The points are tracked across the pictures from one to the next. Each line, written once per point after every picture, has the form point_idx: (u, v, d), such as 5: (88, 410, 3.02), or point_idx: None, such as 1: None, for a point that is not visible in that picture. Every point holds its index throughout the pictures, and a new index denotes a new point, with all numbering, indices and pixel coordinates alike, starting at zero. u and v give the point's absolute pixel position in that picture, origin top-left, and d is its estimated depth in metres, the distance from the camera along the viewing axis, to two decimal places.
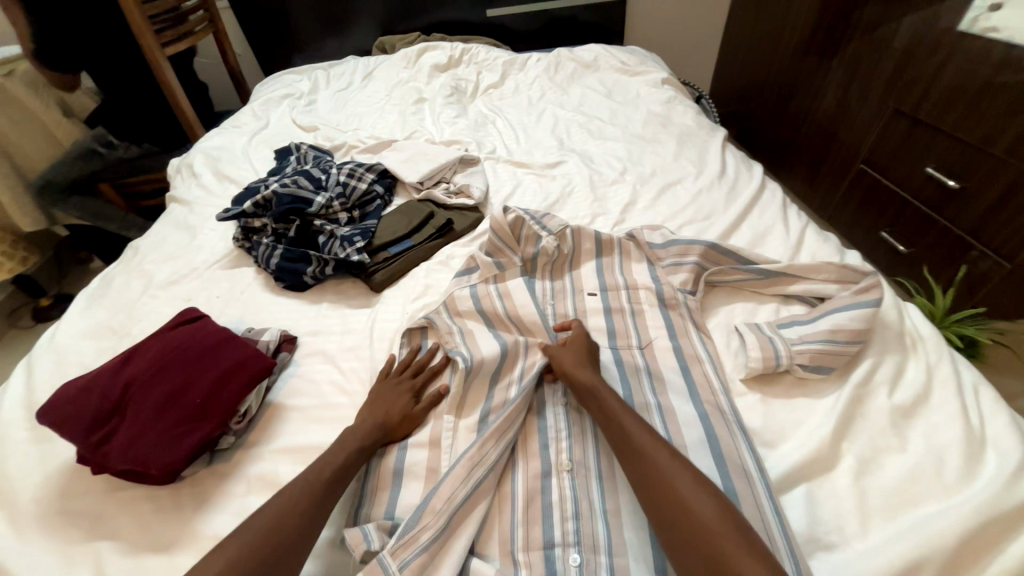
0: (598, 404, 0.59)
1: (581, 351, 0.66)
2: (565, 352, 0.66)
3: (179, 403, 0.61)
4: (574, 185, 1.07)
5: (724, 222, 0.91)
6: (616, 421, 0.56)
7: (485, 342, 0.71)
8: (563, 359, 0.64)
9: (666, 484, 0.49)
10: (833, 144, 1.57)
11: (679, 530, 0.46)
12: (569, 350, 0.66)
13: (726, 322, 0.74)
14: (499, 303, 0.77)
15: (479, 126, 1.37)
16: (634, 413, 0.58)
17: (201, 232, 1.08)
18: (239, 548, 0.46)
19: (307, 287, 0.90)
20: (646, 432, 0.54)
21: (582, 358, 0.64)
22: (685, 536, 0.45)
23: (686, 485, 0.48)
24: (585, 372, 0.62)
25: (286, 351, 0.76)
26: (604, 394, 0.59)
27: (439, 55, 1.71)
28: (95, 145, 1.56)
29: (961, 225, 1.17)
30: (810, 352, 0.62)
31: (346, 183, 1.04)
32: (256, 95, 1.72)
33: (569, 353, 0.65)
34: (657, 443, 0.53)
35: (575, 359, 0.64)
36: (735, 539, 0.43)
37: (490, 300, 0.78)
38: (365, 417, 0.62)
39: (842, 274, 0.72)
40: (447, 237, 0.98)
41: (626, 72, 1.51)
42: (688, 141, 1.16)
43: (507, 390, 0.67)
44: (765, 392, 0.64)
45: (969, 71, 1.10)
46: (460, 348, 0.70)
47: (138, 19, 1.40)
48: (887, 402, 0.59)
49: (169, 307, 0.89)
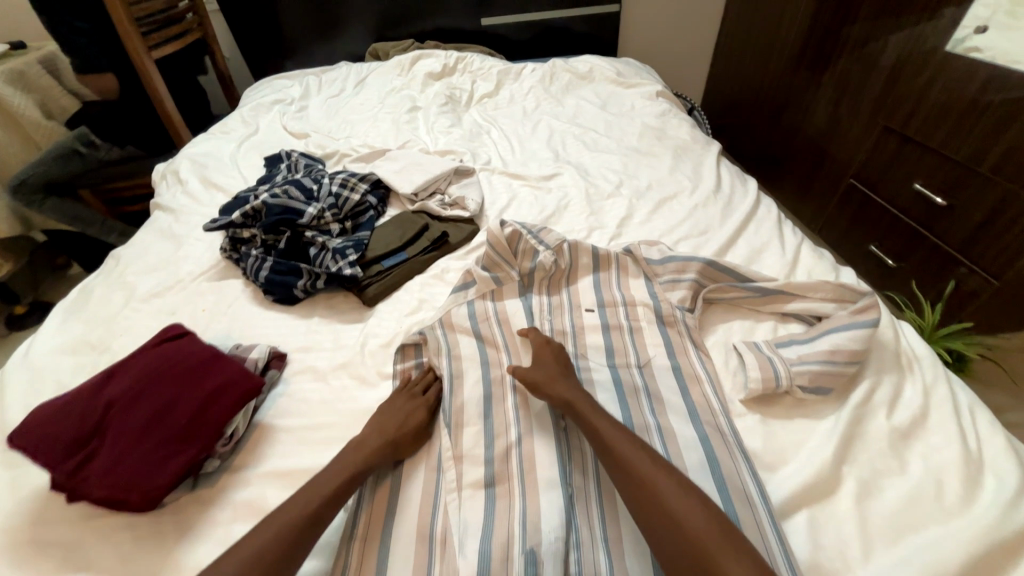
0: (596, 436, 0.58)
1: (556, 365, 0.67)
2: (543, 364, 0.67)
3: (162, 425, 0.58)
4: (570, 198, 1.07)
5: (720, 238, 0.91)
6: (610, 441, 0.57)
7: (475, 378, 0.71)
8: (536, 378, 0.65)
9: (660, 499, 0.50)
10: (824, 158, 1.59)
11: (694, 564, 0.46)
12: (566, 380, 0.65)
13: (724, 340, 0.73)
14: (497, 329, 0.78)
15: (474, 137, 1.36)
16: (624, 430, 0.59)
17: (186, 242, 1.05)
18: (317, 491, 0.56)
19: (297, 300, 0.87)
20: (637, 448, 0.56)
21: (561, 367, 0.67)
22: (679, 546, 0.47)
23: (697, 522, 0.48)
24: (584, 404, 0.61)
25: (275, 368, 0.74)
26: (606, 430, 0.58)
27: (434, 63, 1.70)
28: (74, 145, 1.49)
29: (951, 242, 1.18)
30: (809, 373, 0.62)
31: (338, 194, 1.03)
32: (245, 99, 1.69)
33: (541, 369, 0.66)
34: (663, 477, 0.52)
35: (555, 379, 0.65)
36: (730, 552, 0.46)
37: (486, 322, 0.79)
38: (374, 437, 0.62)
39: (839, 293, 0.71)
40: (442, 250, 0.96)
41: (620, 84, 1.51)
42: (683, 155, 1.17)
43: (509, 432, 0.65)
44: (764, 413, 0.63)
45: (955, 90, 1.13)
46: (443, 396, 0.69)
47: (124, 19, 1.36)
48: (886, 423, 0.59)
49: (151, 320, 0.86)
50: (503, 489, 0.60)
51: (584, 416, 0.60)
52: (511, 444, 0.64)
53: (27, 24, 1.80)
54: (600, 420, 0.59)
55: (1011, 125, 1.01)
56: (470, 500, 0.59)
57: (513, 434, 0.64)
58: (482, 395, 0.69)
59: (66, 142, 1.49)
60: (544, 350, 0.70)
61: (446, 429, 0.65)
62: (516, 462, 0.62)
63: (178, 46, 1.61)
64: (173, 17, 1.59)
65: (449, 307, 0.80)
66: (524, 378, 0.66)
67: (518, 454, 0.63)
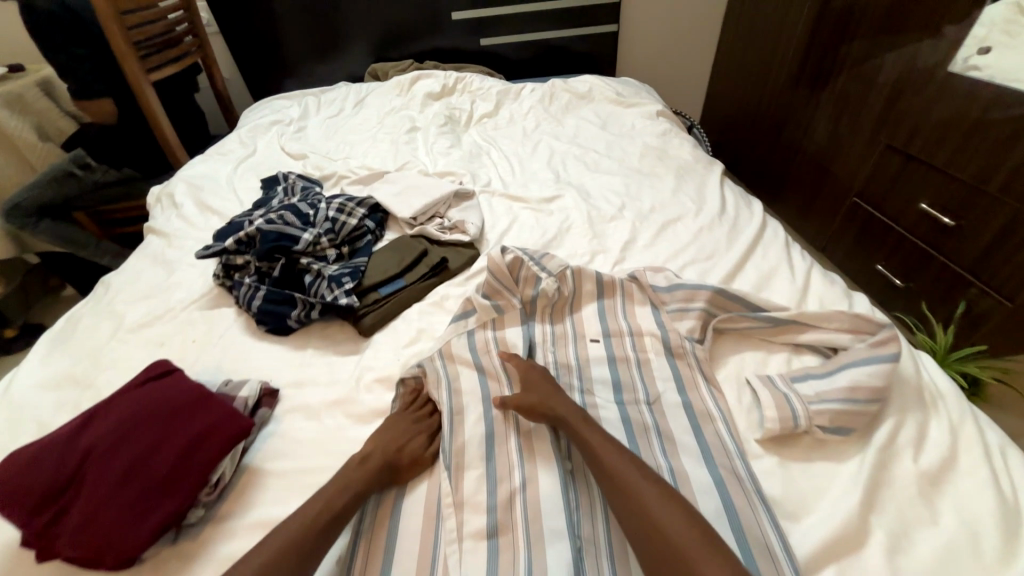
0: (603, 470, 0.56)
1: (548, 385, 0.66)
2: (533, 390, 0.66)
3: (142, 474, 0.55)
4: (572, 220, 1.05)
5: (727, 263, 0.88)
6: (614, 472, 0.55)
7: (476, 416, 0.68)
8: (531, 402, 0.64)
9: (665, 533, 0.49)
10: (826, 176, 1.57)
11: None
12: (578, 416, 0.63)
13: (736, 374, 0.70)
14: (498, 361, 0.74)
15: (474, 157, 1.35)
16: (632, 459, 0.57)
17: (179, 269, 1.02)
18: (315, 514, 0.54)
19: (291, 330, 0.84)
20: (643, 477, 0.54)
21: (551, 386, 0.66)
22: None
23: (706, 560, 0.46)
24: (597, 439, 0.59)
25: (266, 406, 0.70)
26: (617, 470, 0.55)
27: (433, 83, 1.70)
28: (71, 167, 1.49)
29: (960, 262, 1.16)
30: (830, 412, 0.58)
31: (335, 218, 1.00)
32: (243, 120, 1.69)
33: (532, 393, 0.65)
34: (675, 512, 0.51)
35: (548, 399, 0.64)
36: None
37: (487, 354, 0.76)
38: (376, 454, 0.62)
39: (855, 323, 0.68)
40: (442, 276, 0.93)
41: (620, 103, 1.51)
42: (686, 176, 1.15)
43: (512, 476, 0.62)
44: (783, 454, 0.59)
45: (960, 110, 1.11)
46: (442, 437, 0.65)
47: (121, 43, 1.35)
48: (912, 467, 0.55)
49: (138, 353, 0.83)
50: (506, 540, 0.57)
51: (591, 448, 0.59)
52: (515, 490, 0.60)
53: (26, 47, 1.80)
54: (614, 458, 0.57)
55: (1018, 145, 1.00)
56: (472, 552, 0.56)
57: (517, 478, 0.61)
58: (483, 433, 0.66)
59: (60, 165, 1.48)
60: (532, 374, 0.68)
61: (447, 471, 0.62)
62: (520, 510, 0.59)
63: (176, 68, 1.60)
64: (172, 39, 1.59)
65: (447, 337, 0.78)
66: (518, 404, 0.64)
67: (523, 500, 0.59)
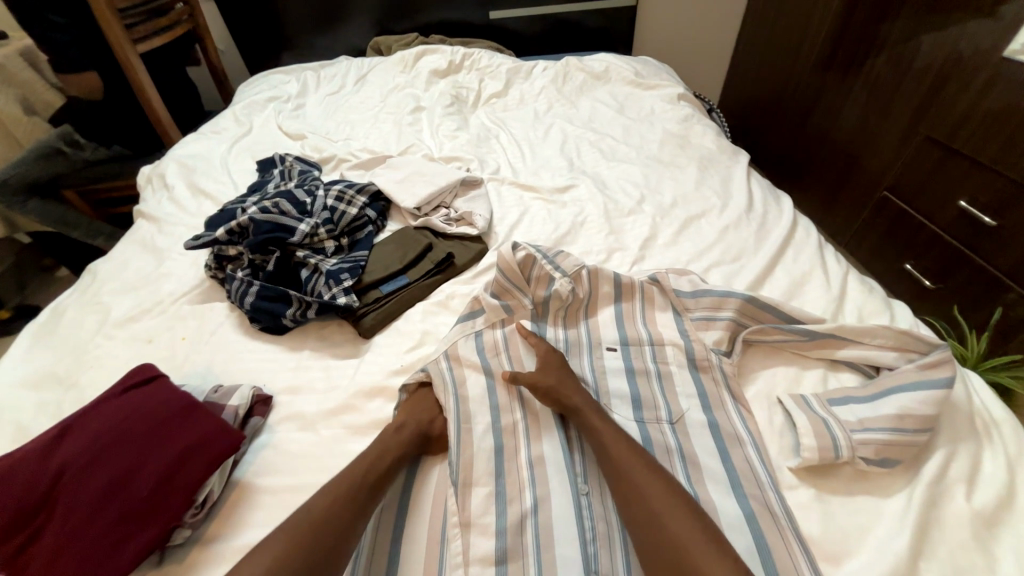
0: (622, 478, 0.53)
1: (563, 372, 0.65)
2: (551, 372, 0.65)
3: (122, 496, 0.51)
4: (587, 213, 0.98)
5: (755, 266, 0.82)
6: (635, 484, 0.52)
7: (484, 429, 0.63)
8: (549, 384, 0.63)
9: (679, 541, 0.47)
10: (854, 167, 1.49)
11: None
12: (614, 432, 0.58)
13: (767, 392, 0.64)
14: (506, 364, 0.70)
15: (482, 141, 1.26)
16: (657, 468, 0.54)
17: (168, 258, 0.96)
18: (344, 479, 0.54)
19: (286, 330, 0.79)
20: (664, 486, 0.52)
21: (567, 370, 0.65)
22: None
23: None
24: (631, 461, 0.54)
25: (258, 415, 0.65)
26: (646, 490, 0.51)
27: (439, 59, 1.60)
28: (59, 145, 1.43)
29: (998, 266, 1.09)
30: (875, 443, 0.53)
31: (334, 207, 0.93)
32: (239, 96, 1.60)
33: (549, 376, 0.64)
34: (711, 549, 0.46)
35: (565, 382, 0.63)
36: None
37: (496, 358, 0.71)
38: (409, 424, 0.61)
39: (901, 341, 0.62)
40: (447, 273, 0.87)
41: (638, 85, 1.41)
42: (710, 167, 1.07)
43: (523, 497, 0.57)
44: (820, 486, 0.54)
45: (1010, 101, 1.03)
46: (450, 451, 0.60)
47: (104, 11, 1.26)
48: (966, 505, 0.50)
49: (125, 350, 0.78)
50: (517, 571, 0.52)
51: (622, 470, 0.54)
52: (526, 513, 0.56)
53: None
54: (653, 483, 0.52)
55: None
56: None
57: (529, 501, 0.57)
58: (492, 447, 0.62)
59: (47, 140, 1.43)
60: (550, 357, 0.67)
61: (453, 488, 0.57)
62: (533, 539, 0.54)
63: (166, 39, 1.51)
64: (160, 7, 1.49)
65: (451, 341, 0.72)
66: (534, 385, 0.63)
67: (534, 524, 0.55)
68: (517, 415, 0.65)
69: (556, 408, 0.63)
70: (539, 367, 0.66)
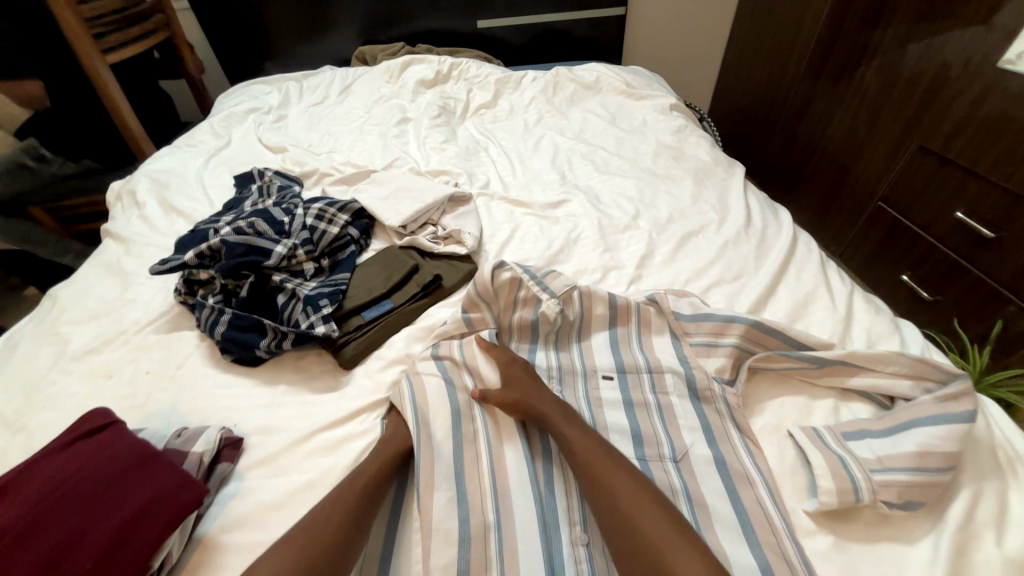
0: (607, 499, 0.51)
1: (526, 381, 0.64)
2: (515, 384, 0.64)
3: (65, 566, 0.44)
4: (580, 229, 0.94)
5: (756, 286, 0.78)
6: (625, 508, 0.49)
7: (445, 441, 0.61)
8: (513, 398, 0.62)
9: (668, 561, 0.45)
10: (847, 177, 1.47)
11: None
12: (598, 448, 0.56)
13: (776, 425, 0.60)
14: (468, 380, 0.68)
15: (470, 154, 1.22)
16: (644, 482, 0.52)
17: (135, 282, 0.90)
18: (331, 501, 0.52)
19: (260, 361, 0.73)
20: (659, 511, 0.49)
21: (531, 378, 0.65)
22: None
23: None
24: (636, 492, 0.50)
25: (227, 460, 0.60)
26: (632, 509, 0.49)
27: (425, 69, 1.56)
28: (23, 159, 1.27)
29: (997, 277, 1.07)
30: (897, 486, 0.49)
31: (313, 227, 0.88)
32: (217, 107, 1.54)
33: (513, 388, 0.63)
34: (695, 562, 0.44)
35: (530, 394, 0.62)
36: None
37: (456, 370, 0.69)
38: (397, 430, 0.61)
39: (916, 368, 0.59)
40: (434, 296, 0.82)
41: (630, 95, 1.38)
42: (706, 180, 1.04)
43: (488, 525, 0.54)
44: (839, 533, 0.50)
45: (1006, 112, 1.01)
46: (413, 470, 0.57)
47: (68, 17, 1.20)
48: (997, 552, 0.46)
49: (82, 386, 0.72)
50: None
51: (615, 499, 0.50)
52: (489, 534, 0.54)
53: None
54: (640, 502, 0.49)
55: None
56: None
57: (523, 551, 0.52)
58: (486, 491, 0.57)
59: (7, 154, 1.25)
60: (513, 370, 0.65)
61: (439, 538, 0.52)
62: None
63: (140, 49, 1.45)
64: (134, 16, 1.44)
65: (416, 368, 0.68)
66: (500, 402, 0.62)
67: (498, 541, 0.54)
68: (478, 423, 0.64)
69: (521, 418, 0.62)
70: (503, 381, 0.65)
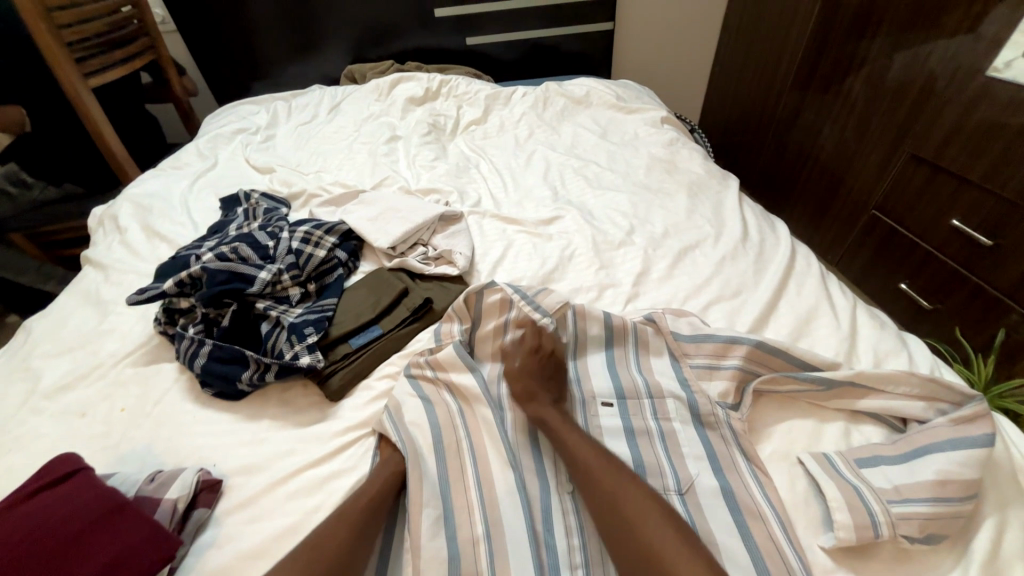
0: (621, 519, 0.49)
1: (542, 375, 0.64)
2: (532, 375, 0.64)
3: None
4: (574, 247, 0.92)
5: (756, 303, 0.76)
6: (638, 525, 0.48)
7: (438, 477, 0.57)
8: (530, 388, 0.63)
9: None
10: (840, 186, 1.47)
11: None
12: (608, 463, 0.54)
13: (785, 452, 0.58)
14: (450, 401, 0.65)
15: (461, 171, 1.21)
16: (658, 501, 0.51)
17: (113, 312, 0.87)
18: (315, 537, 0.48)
19: (242, 395, 0.70)
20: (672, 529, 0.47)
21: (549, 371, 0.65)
22: None
23: None
24: (654, 515, 0.48)
25: (204, 505, 0.56)
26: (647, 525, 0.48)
27: (415, 87, 1.56)
28: None
29: (997, 285, 1.06)
30: (919, 519, 0.46)
31: (299, 250, 0.85)
32: (204, 128, 1.52)
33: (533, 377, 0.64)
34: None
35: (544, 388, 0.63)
36: None
37: (432, 387, 0.66)
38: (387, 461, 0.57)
39: (927, 390, 0.56)
40: (425, 320, 0.80)
41: (621, 109, 1.37)
42: (700, 193, 1.02)
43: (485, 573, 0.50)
44: (858, 570, 0.47)
45: (997, 122, 1.01)
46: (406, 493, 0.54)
47: (47, 39, 1.18)
48: None
49: (53, 425, 0.68)
50: None
51: (630, 519, 0.49)
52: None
53: None
54: (653, 519, 0.48)
55: None
56: None
57: None
58: (478, 536, 0.53)
59: None
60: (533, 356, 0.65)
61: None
62: None
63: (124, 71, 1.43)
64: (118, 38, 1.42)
65: (400, 392, 0.65)
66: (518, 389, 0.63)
67: None
68: (467, 457, 0.59)
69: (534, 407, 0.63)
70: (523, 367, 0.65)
